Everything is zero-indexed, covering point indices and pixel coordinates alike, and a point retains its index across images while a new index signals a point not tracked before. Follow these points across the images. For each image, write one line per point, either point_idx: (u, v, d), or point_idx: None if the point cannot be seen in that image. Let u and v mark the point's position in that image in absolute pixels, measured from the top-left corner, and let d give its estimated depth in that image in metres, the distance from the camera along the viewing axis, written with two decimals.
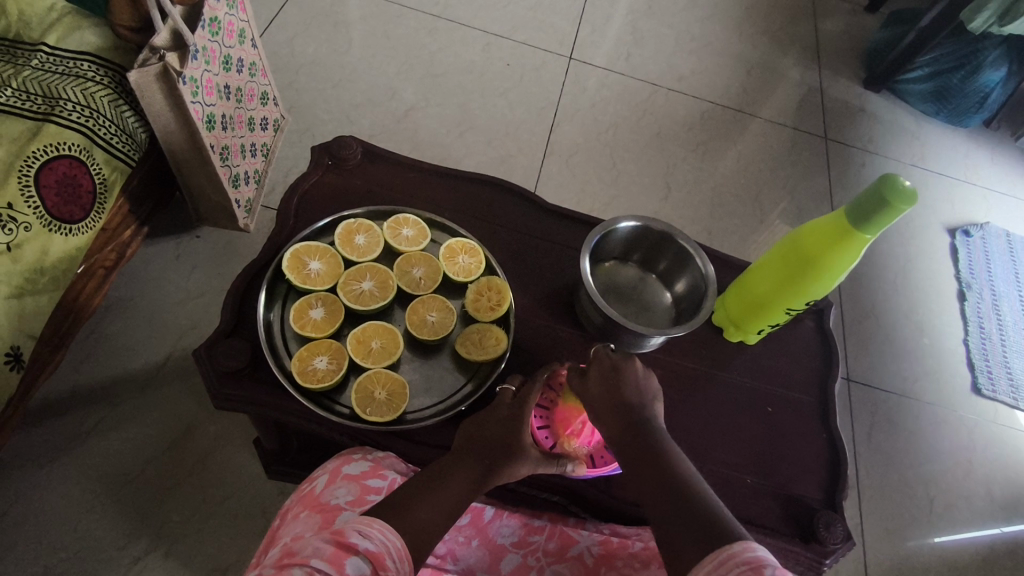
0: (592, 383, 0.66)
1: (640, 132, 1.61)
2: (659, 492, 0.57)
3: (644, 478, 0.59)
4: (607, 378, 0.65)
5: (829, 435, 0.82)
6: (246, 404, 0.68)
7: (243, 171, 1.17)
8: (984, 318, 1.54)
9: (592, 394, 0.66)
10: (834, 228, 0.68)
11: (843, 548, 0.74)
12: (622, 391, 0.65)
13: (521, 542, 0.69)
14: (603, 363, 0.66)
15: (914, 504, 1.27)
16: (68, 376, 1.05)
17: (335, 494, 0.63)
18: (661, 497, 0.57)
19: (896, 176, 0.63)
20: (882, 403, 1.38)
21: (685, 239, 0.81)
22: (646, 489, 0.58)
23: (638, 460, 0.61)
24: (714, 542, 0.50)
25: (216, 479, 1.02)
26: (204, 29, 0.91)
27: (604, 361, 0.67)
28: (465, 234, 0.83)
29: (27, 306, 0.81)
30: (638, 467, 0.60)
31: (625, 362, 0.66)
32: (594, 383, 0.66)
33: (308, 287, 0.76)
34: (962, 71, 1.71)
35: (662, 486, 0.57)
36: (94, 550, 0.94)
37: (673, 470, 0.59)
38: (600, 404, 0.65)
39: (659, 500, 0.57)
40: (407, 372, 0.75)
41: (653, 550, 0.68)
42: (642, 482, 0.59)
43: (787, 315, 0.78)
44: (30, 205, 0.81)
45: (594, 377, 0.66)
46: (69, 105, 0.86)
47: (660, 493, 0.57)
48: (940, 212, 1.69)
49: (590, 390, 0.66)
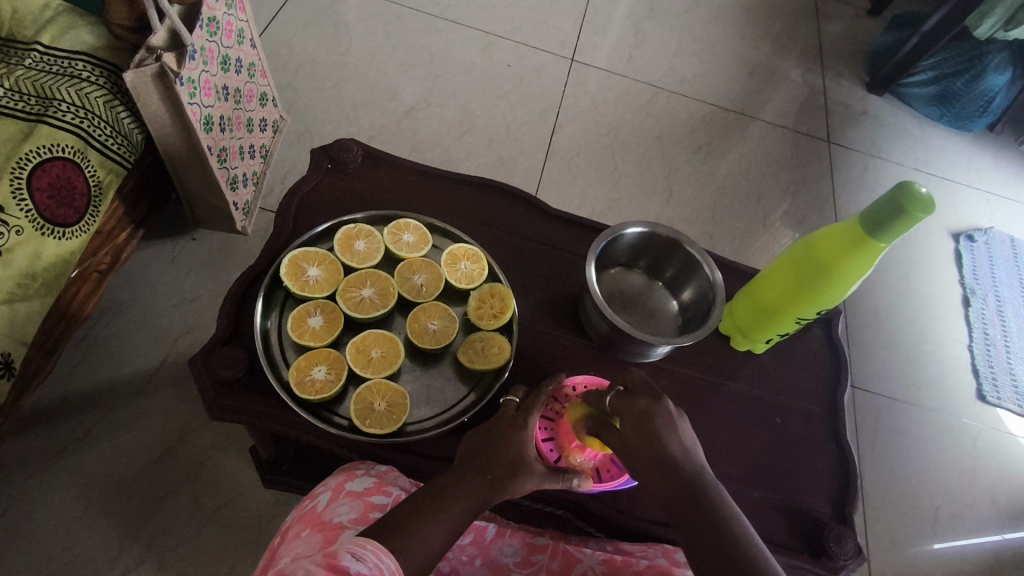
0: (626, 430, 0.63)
1: (642, 135, 1.60)
2: (715, 555, 0.55)
3: (696, 539, 0.57)
4: (642, 424, 0.62)
5: (838, 447, 0.80)
6: (242, 416, 0.67)
7: (240, 173, 1.15)
8: (988, 324, 1.53)
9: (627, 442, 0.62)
10: (848, 236, 0.66)
11: (854, 563, 0.72)
12: (657, 442, 0.61)
13: (525, 561, 0.67)
14: (637, 412, 0.62)
15: (919, 513, 1.26)
16: (60, 381, 1.03)
17: (337, 512, 0.60)
18: (719, 562, 0.55)
19: (912, 183, 0.61)
20: (886, 410, 1.36)
21: (693, 246, 0.79)
22: (698, 549, 0.56)
23: (685, 516, 0.58)
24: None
25: (211, 488, 1.00)
26: (202, 29, 0.89)
27: (636, 405, 0.63)
28: (467, 239, 0.82)
29: (18, 312, 0.79)
30: (685, 524, 0.58)
31: (658, 410, 0.62)
32: (628, 430, 0.62)
33: (306, 294, 0.74)
34: (965, 75, 1.71)
35: (717, 548, 0.55)
36: (86, 560, 0.92)
37: (725, 528, 0.56)
38: (637, 452, 0.61)
39: (716, 564, 0.55)
40: (408, 382, 0.73)
41: (659, 566, 0.64)
42: (693, 542, 0.57)
43: (797, 324, 0.76)
44: (23, 208, 0.79)
45: (629, 424, 0.63)
46: (63, 106, 0.84)
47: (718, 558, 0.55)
48: (944, 217, 1.68)
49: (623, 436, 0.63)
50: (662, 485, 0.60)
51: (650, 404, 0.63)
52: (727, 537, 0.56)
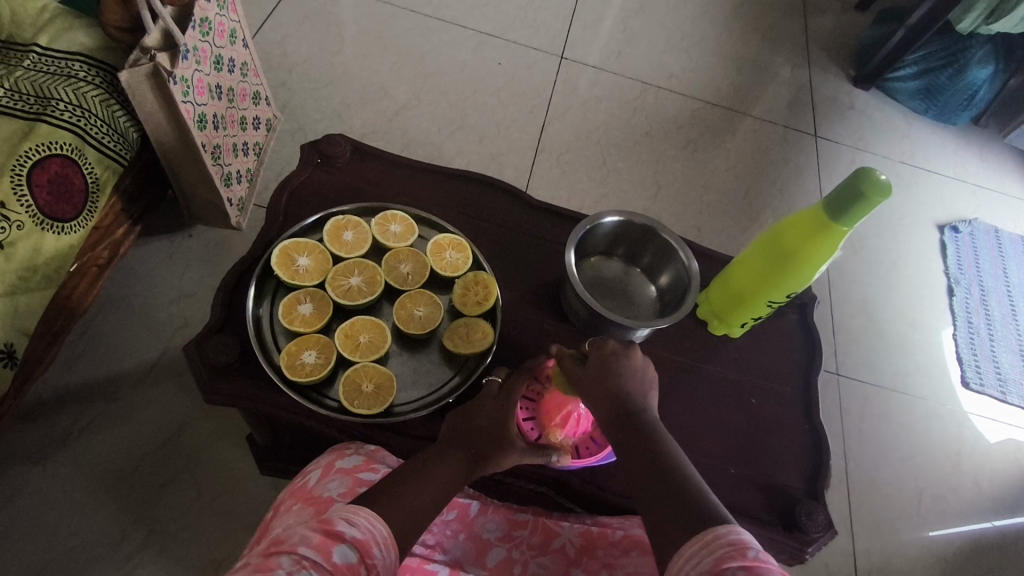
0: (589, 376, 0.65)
1: (631, 131, 1.63)
2: (649, 475, 0.57)
3: (635, 464, 0.59)
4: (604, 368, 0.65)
5: (812, 425, 0.83)
6: (236, 399, 0.69)
7: (235, 170, 1.18)
8: (972, 313, 1.56)
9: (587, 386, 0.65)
10: (812, 220, 0.69)
11: (824, 536, 0.75)
12: (615, 380, 0.64)
13: (506, 537, 0.69)
14: (602, 352, 0.66)
15: (901, 496, 1.29)
16: (61, 374, 1.06)
17: (327, 487, 0.63)
18: (652, 484, 0.56)
19: (871, 169, 0.64)
20: (870, 397, 1.39)
21: (669, 234, 0.82)
22: (635, 473, 0.58)
23: (628, 446, 0.61)
24: (700, 526, 0.50)
25: (209, 476, 1.03)
26: (195, 29, 0.92)
27: (603, 352, 0.66)
28: (452, 230, 0.85)
29: (20, 304, 0.82)
30: (629, 452, 0.60)
31: (625, 353, 0.66)
32: (590, 370, 0.65)
33: (296, 282, 0.77)
34: (949, 69, 1.74)
35: (651, 470, 0.57)
36: (88, 545, 0.95)
37: (663, 454, 0.58)
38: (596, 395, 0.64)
39: (647, 482, 0.57)
40: (395, 367, 0.76)
41: (633, 536, 0.68)
42: (632, 469, 0.59)
43: (769, 307, 0.79)
44: (23, 204, 0.82)
45: (591, 365, 0.66)
46: (61, 105, 0.87)
47: (654, 478, 0.56)
48: (929, 208, 1.71)
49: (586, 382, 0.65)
50: (610, 419, 0.63)
51: (618, 349, 0.66)
52: (663, 461, 0.58)
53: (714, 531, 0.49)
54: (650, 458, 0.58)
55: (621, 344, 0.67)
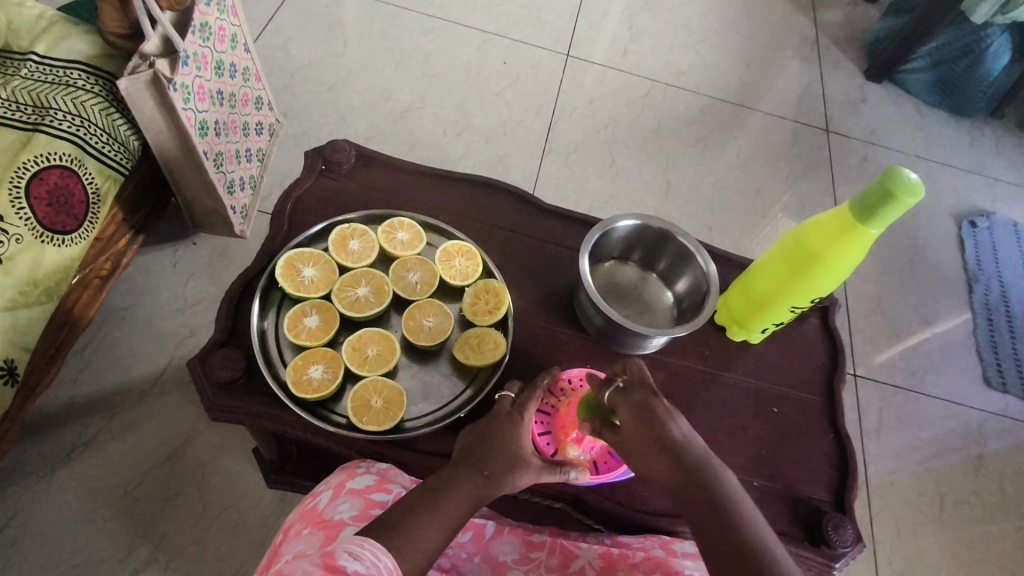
0: (629, 425, 0.63)
1: (639, 129, 1.60)
2: (720, 545, 0.56)
3: (702, 529, 0.57)
4: (642, 417, 0.62)
5: (836, 435, 0.80)
6: (242, 415, 0.67)
7: (237, 177, 1.16)
8: (992, 309, 1.52)
9: (629, 436, 0.63)
10: (839, 222, 0.66)
11: (853, 550, 0.72)
12: (659, 431, 0.61)
13: (523, 559, 0.67)
14: (635, 402, 0.63)
15: (925, 501, 1.25)
16: (66, 387, 1.04)
17: (338, 510, 0.61)
18: (725, 559, 0.55)
19: (901, 168, 0.61)
20: (890, 398, 1.35)
21: (686, 238, 0.79)
22: (705, 540, 0.57)
23: (691, 508, 0.59)
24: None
25: (216, 489, 1.01)
26: (195, 34, 0.90)
27: (637, 398, 0.63)
28: (461, 236, 0.82)
29: (21, 319, 0.81)
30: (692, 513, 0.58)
31: (656, 400, 0.63)
32: (630, 421, 0.63)
33: (302, 294, 0.75)
34: (966, 59, 1.70)
35: (718, 538, 0.56)
36: (95, 563, 0.93)
37: (727, 519, 0.57)
38: (639, 446, 0.62)
39: (719, 555, 0.55)
40: (404, 380, 0.74)
41: (655, 558, 0.65)
42: (699, 534, 0.58)
43: (791, 313, 0.76)
44: (22, 217, 0.80)
45: (629, 417, 0.63)
46: (59, 114, 0.85)
47: (726, 552, 0.55)
48: (946, 202, 1.67)
49: (627, 432, 0.63)
50: (664, 474, 0.61)
51: (648, 396, 0.63)
52: (729, 527, 0.56)
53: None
54: (718, 524, 0.57)
55: (648, 389, 0.64)
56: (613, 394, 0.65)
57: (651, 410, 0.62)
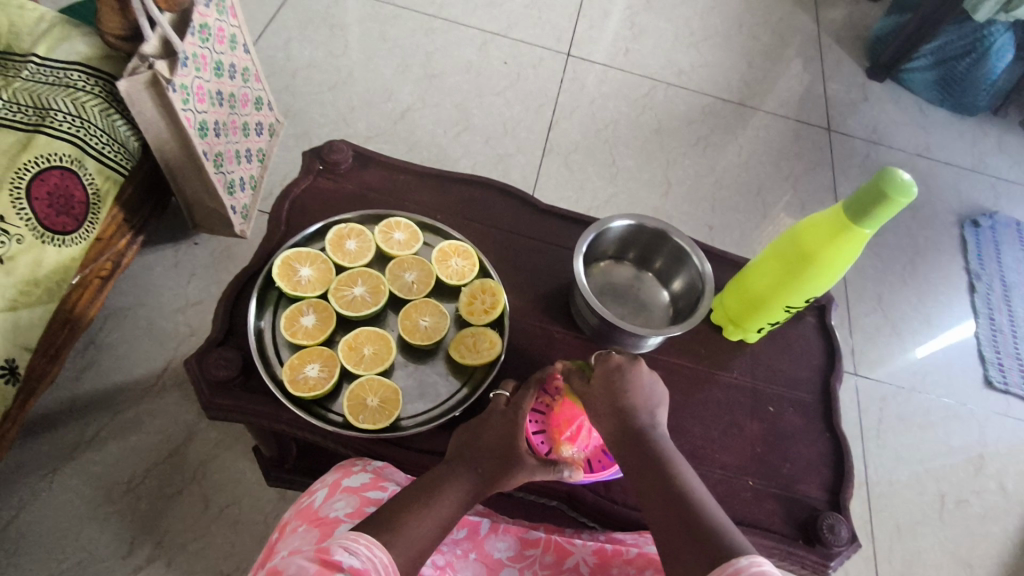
0: (595, 386, 0.64)
1: (640, 129, 1.60)
2: (663, 505, 0.57)
3: (648, 491, 0.59)
4: (610, 380, 0.64)
5: (832, 434, 0.80)
6: (239, 413, 0.68)
7: (238, 177, 1.16)
8: (994, 309, 1.51)
9: (593, 396, 0.64)
10: (833, 221, 0.66)
11: (848, 549, 0.72)
12: (622, 398, 0.63)
13: (518, 556, 0.67)
14: (606, 367, 0.64)
15: (925, 500, 1.25)
16: (67, 386, 1.05)
17: (333, 507, 0.61)
18: (666, 516, 0.56)
19: (894, 169, 0.61)
20: (890, 397, 1.35)
21: (681, 237, 0.80)
22: (650, 502, 0.58)
23: (640, 472, 0.60)
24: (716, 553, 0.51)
25: (216, 487, 1.01)
26: (194, 36, 0.90)
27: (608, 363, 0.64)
28: (458, 236, 0.82)
29: (22, 319, 0.81)
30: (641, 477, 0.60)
31: (630, 364, 0.64)
32: (596, 385, 0.64)
33: (299, 294, 0.75)
34: (968, 58, 1.69)
35: (663, 498, 0.57)
36: (96, 560, 0.94)
37: (674, 482, 0.58)
38: (600, 406, 0.64)
39: (661, 515, 0.56)
40: (400, 378, 0.74)
41: (648, 555, 0.65)
42: (644, 497, 0.59)
43: (786, 312, 0.76)
44: (22, 217, 0.81)
45: (597, 381, 0.64)
46: (60, 116, 0.86)
47: (670, 510, 0.56)
48: (948, 201, 1.66)
49: (591, 391, 0.65)
50: (619, 441, 0.63)
51: (624, 362, 0.65)
52: (675, 488, 0.58)
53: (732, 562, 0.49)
54: (664, 487, 0.58)
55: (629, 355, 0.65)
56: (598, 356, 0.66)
57: (623, 373, 0.64)
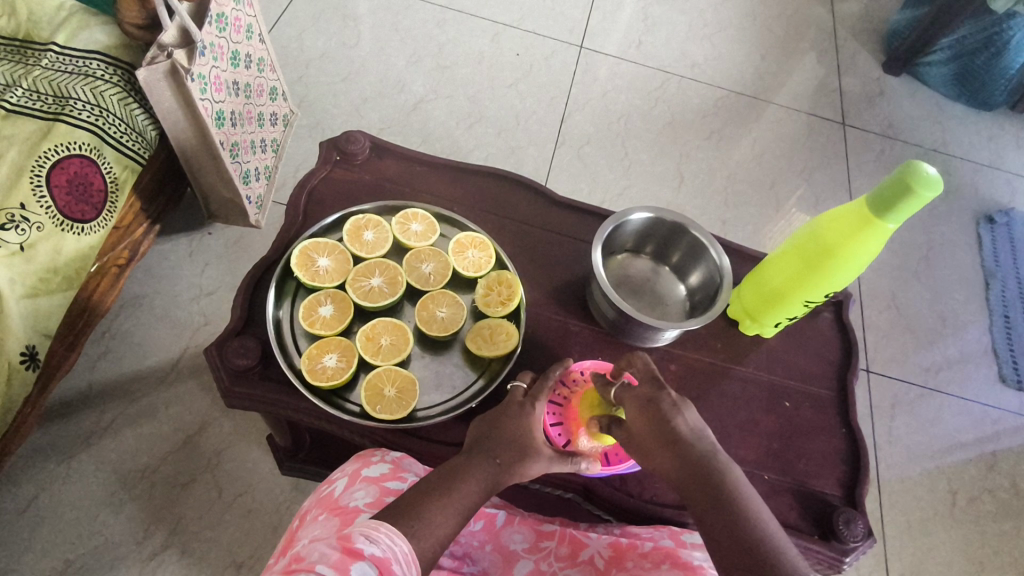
0: (637, 420, 0.63)
1: (652, 121, 1.59)
2: (724, 532, 0.56)
3: (708, 520, 0.58)
4: (650, 412, 0.63)
5: (849, 431, 0.80)
6: (258, 402, 0.68)
7: (252, 167, 1.17)
8: (1009, 306, 1.50)
9: (637, 431, 0.63)
10: (855, 215, 0.66)
11: (863, 545, 0.72)
12: (670, 431, 0.61)
13: (534, 548, 0.68)
14: (645, 401, 0.64)
15: (937, 498, 1.24)
16: (84, 373, 1.06)
17: (353, 497, 0.61)
18: (737, 550, 0.55)
19: (919, 163, 0.61)
20: (902, 394, 1.34)
21: (700, 231, 0.79)
22: (719, 542, 0.56)
23: (689, 486, 0.60)
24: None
25: (231, 475, 1.02)
26: (211, 25, 0.90)
27: (643, 396, 0.64)
28: (474, 228, 0.82)
29: (42, 306, 0.82)
30: (690, 493, 0.59)
31: (666, 397, 0.63)
32: (638, 421, 0.63)
33: (316, 284, 0.75)
34: (987, 51, 1.66)
35: (719, 518, 0.57)
36: (113, 546, 0.95)
37: (728, 500, 0.58)
38: (646, 440, 0.62)
39: (731, 550, 0.55)
40: (417, 369, 0.74)
41: (663, 548, 0.65)
42: (706, 526, 0.58)
43: (805, 307, 0.75)
44: (42, 205, 0.81)
45: (637, 416, 0.64)
46: (79, 104, 0.86)
47: (744, 553, 0.54)
48: (964, 198, 1.64)
49: (635, 428, 0.64)
50: (676, 475, 0.61)
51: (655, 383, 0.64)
52: (729, 509, 0.57)
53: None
54: (732, 526, 0.56)
55: (654, 385, 0.65)
56: (621, 390, 0.66)
57: (660, 405, 0.63)
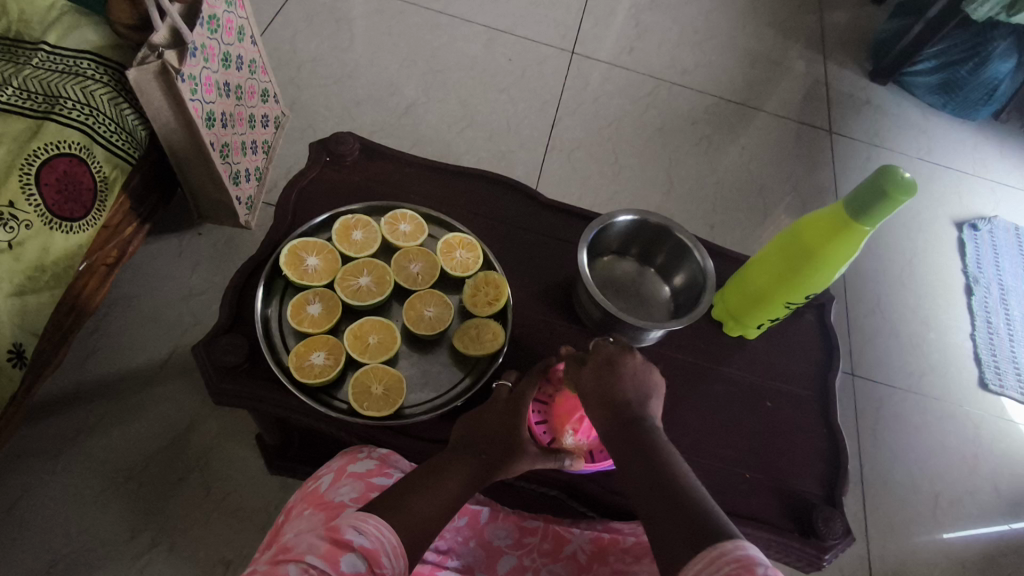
0: (587, 378, 0.65)
1: (643, 127, 1.61)
2: (646, 483, 0.56)
3: (632, 475, 0.58)
4: (602, 371, 0.64)
5: (829, 429, 0.81)
6: (244, 399, 0.69)
7: (243, 169, 1.17)
8: (991, 312, 1.52)
9: (586, 389, 0.65)
10: (834, 217, 0.67)
11: (842, 543, 0.73)
12: (614, 389, 0.63)
13: (517, 543, 0.68)
14: (597, 359, 0.65)
15: (919, 500, 1.26)
16: (71, 372, 1.06)
17: (339, 492, 0.62)
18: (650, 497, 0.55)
19: (896, 167, 0.62)
20: (886, 398, 1.36)
21: (684, 233, 0.81)
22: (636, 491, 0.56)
23: (628, 463, 0.58)
24: (705, 543, 0.48)
25: (218, 475, 1.02)
26: (202, 27, 0.91)
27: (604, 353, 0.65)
28: (463, 229, 0.83)
29: (29, 304, 0.82)
30: (622, 452, 0.60)
31: (621, 356, 0.65)
32: (589, 378, 0.65)
33: (305, 282, 0.76)
34: (969, 63, 1.70)
35: (652, 485, 0.55)
36: (97, 545, 0.94)
37: (662, 463, 0.57)
38: (591, 396, 0.64)
39: (646, 498, 0.55)
40: (404, 368, 0.75)
41: (645, 544, 0.67)
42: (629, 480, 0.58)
43: (786, 308, 0.77)
44: (31, 203, 0.81)
45: (588, 373, 0.65)
46: (69, 103, 0.87)
47: (655, 501, 0.54)
48: (947, 205, 1.67)
49: (584, 385, 0.65)
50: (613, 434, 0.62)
51: (616, 354, 0.66)
52: (661, 469, 0.56)
53: (711, 542, 0.48)
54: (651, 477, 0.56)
55: (622, 346, 0.66)
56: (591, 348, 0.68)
57: (615, 366, 0.64)
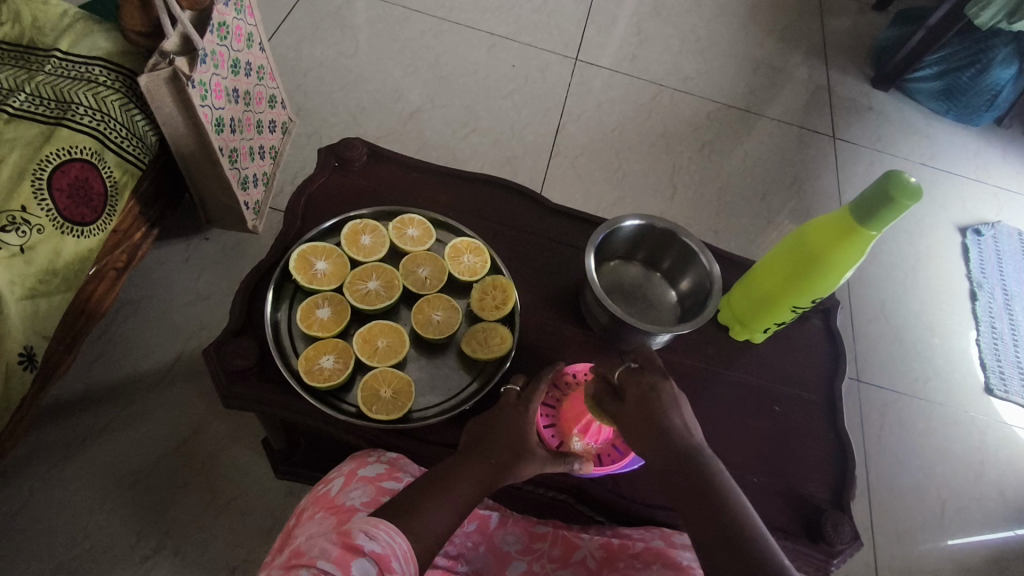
0: (631, 409, 0.63)
1: (646, 133, 1.61)
2: (704, 521, 0.57)
3: (689, 509, 0.59)
4: (646, 402, 0.62)
5: (837, 434, 0.81)
6: (254, 402, 0.69)
7: (251, 174, 1.18)
8: (996, 317, 1.52)
9: (629, 418, 0.63)
10: (840, 222, 0.68)
11: (851, 547, 0.73)
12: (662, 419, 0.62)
13: (526, 549, 0.69)
14: (641, 388, 0.63)
15: (926, 506, 1.26)
16: (78, 377, 1.06)
17: (350, 496, 0.62)
18: (711, 535, 0.57)
19: (901, 172, 0.62)
20: (891, 404, 1.36)
21: (691, 238, 0.81)
22: (695, 525, 0.58)
23: (682, 495, 0.59)
24: None
25: (225, 480, 1.02)
26: (213, 33, 0.92)
27: (643, 383, 0.63)
28: (470, 234, 0.84)
29: (40, 307, 0.83)
30: (674, 483, 0.60)
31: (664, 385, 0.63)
32: (633, 407, 0.63)
33: (314, 286, 0.77)
34: (970, 70, 1.71)
35: (711, 522, 0.57)
36: (105, 549, 0.95)
37: (719, 499, 0.58)
38: (636, 425, 0.62)
39: (707, 536, 0.57)
40: (413, 371, 0.75)
41: (654, 548, 0.66)
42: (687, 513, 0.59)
43: (793, 312, 0.77)
44: (43, 208, 0.82)
45: (632, 402, 0.63)
46: (81, 109, 0.88)
47: (717, 541, 0.56)
48: (950, 211, 1.68)
49: (626, 412, 0.63)
50: (666, 464, 0.61)
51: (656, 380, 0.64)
52: (717, 506, 0.58)
53: None
54: (711, 514, 0.58)
55: (660, 373, 0.64)
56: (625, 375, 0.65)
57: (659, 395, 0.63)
